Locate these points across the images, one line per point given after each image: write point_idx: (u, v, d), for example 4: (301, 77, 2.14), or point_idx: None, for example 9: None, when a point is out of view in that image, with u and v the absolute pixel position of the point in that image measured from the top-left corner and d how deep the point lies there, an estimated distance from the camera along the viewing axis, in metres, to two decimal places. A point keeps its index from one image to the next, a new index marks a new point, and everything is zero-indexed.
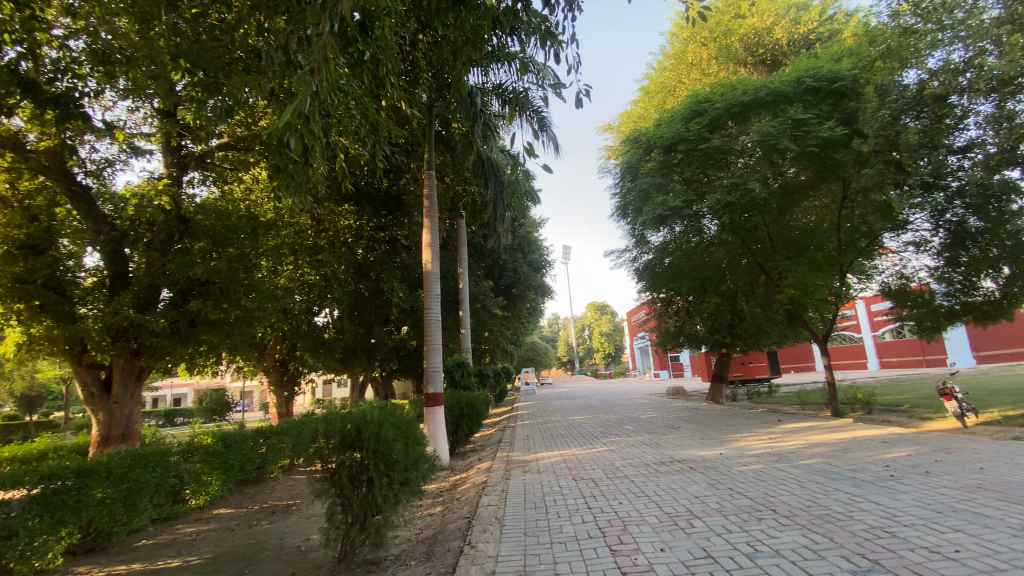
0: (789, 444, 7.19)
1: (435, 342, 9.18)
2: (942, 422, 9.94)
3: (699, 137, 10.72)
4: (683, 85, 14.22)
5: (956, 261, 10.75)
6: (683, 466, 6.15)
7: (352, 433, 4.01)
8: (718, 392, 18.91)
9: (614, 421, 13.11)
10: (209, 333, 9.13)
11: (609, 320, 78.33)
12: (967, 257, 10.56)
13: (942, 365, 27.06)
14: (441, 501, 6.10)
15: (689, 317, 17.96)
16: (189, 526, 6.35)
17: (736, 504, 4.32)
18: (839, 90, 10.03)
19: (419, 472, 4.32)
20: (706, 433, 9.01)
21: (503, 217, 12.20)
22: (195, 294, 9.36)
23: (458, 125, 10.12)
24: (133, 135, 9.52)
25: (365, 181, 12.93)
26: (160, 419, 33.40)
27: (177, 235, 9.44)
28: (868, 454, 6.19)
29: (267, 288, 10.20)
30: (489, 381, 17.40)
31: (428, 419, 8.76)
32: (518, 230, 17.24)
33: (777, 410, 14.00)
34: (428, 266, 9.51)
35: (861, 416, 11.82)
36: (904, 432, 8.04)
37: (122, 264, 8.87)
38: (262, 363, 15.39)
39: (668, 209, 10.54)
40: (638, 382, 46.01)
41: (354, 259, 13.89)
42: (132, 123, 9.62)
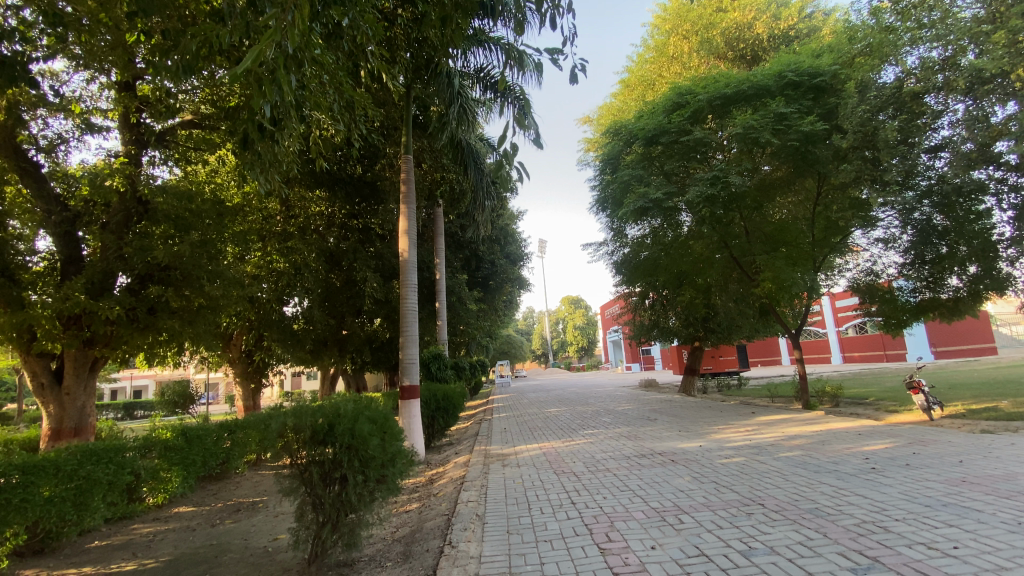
0: (768, 437, 7.23)
1: (412, 332, 8.90)
2: (909, 415, 10.23)
3: (681, 129, 10.65)
4: (664, 78, 14.21)
5: (922, 258, 11.05)
6: (665, 459, 6.09)
7: (323, 427, 3.74)
8: (691, 385, 19.15)
9: (591, 413, 13.08)
10: (170, 321, 8.60)
11: (583, 314, 78.95)
12: (933, 255, 10.86)
13: (901, 359, 28.16)
14: (417, 497, 5.87)
15: (665, 311, 18.10)
16: (147, 526, 5.94)
17: (724, 498, 4.24)
18: (819, 86, 10.10)
19: (396, 469, 4.06)
20: (684, 426, 9.03)
21: (482, 204, 11.77)
22: (154, 279, 8.78)
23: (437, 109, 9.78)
24: (88, 109, 8.88)
25: (338, 166, 12.40)
26: (118, 412, 32.11)
27: (136, 218, 8.83)
28: (846, 446, 6.25)
29: (233, 275, 9.71)
30: (465, 373, 17.17)
31: (404, 411, 8.49)
32: (496, 221, 17.01)
33: (750, 403, 14.23)
34: (405, 254, 9.18)
35: (830, 409, 12.09)
36: (875, 425, 8.22)
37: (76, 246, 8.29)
38: (227, 354, 14.76)
39: (649, 201, 10.46)
40: (611, 375, 46.56)
41: (327, 247, 13.38)
42: (88, 97, 8.97)
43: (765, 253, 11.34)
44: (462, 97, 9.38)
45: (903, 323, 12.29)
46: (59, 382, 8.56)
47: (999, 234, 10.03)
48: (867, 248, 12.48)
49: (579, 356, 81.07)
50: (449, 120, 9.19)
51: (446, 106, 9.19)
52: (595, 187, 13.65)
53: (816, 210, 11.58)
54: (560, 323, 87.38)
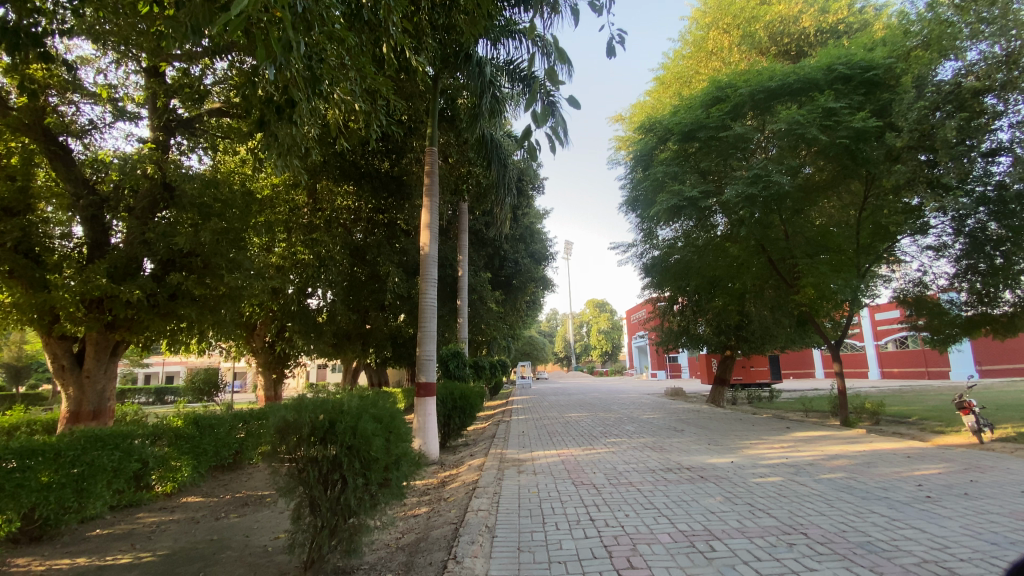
0: (805, 455, 6.67)
1: (430, 329, 8.64)
2: (958, 437, 9.45)
3: (720, 125, 10.14)
4: (701, 75, 13.68)
5: (975, 269, 10.24)
6: (692, 475, 5.64)
7: (324, 425, 3.47)
8: (720, 395, 18.38)
9: (613, 420, 12.59)
10: (189, 308, 8.57)
11: (608, 317, 77.85)
12: (986, 265, 9.98)
13: (945, 377, 26.61)
14: (427, 501, 5.59)
15: (694, 317, 17.45)
16: (152, 516, 5.80)
17: (759, 524, 3.81)
18: (872, 80, 9.43)
19: (400, 473, 3.78)
20: (713, 439, 8.50)
21: (503, 202, 11.23)
22: (177, 266, 8.74)
23: (465, 101, 9.53)
24: (121, 97, 8.95)
25: (364, 158, 12.24)
26: (150, 397, 33.35)
27: (162, 204, 8.80)
28: (894, 470, 5.67)
29: (253, 265, 9.64)
30: (485, 373, 16.90)
31: (419, 410, 8.23)
32: (522, 219, 16.68)
33: (782, 417, 13.50)
34: (426, 249, 8.91)
35: (871, 427, 11.31)
36: (924, 447, 7.53)
37: (103, 231, 8.41)
38: (250, 344, 14.83)
39: (683, 199, 9.95)
40: (635, 381, 45.69)
41: (352, 241, 13.28)
42: (120, 85, 9.07)
43: (806, 259, 10.69)
44: (493, 86, 9.01)
45: (952, 338, 11.38)
46: (80, 365, 8.63)
47: None
48: (914, 257, 11.62)
49: (602, 360, 80.14)
50: (480, 109, 8.87)
51: (478, 94, 8.87)
52: (626, 186, 13.18)
53: (861, 216, 10.87)
54: (585, 327, 86.49)
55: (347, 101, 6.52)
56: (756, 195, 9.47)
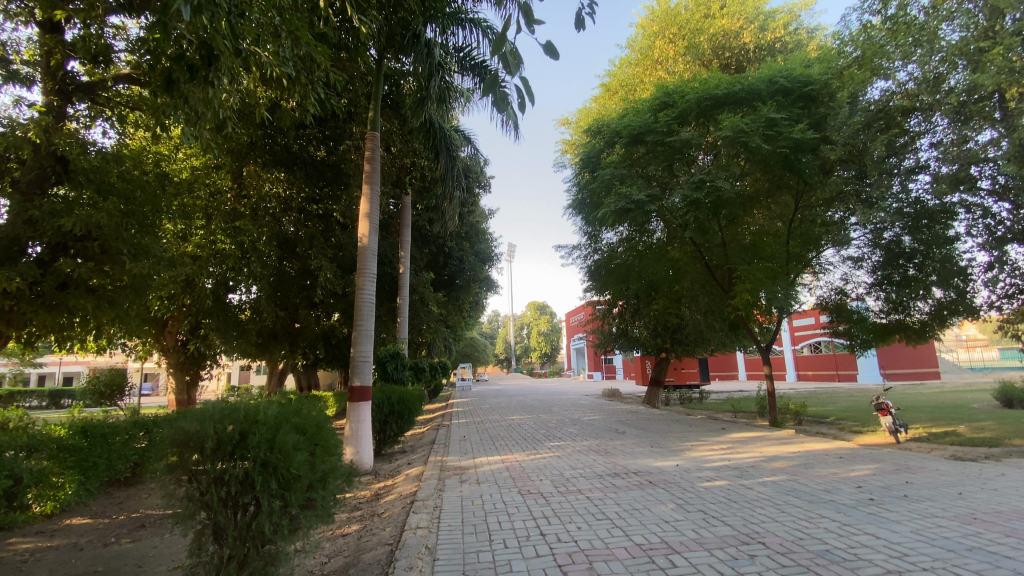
0: (746, 457, 6.74)
1: (366, 328, 8.03)
2: (875, 436, 10.05)
3: (668, 130, 10.22)
4: (646, 83, 13.86)
5: (890, 279, 10.98)
6: (641, 480, 5.48)
7: (233, 438, 2.91)
8: (655, 396, 18.80)
9: (556, 423, 12.42)
10: (83, 299, 7.38)
11: (547, 320, 78.71)
12: (901, 276, 10.76)
13: (852, 379, 28.95)
14: (359, 518, 5.04)
15: (632, 320, 17.74)
16: (27, 542, 4.78)
17: (717, 534, 3.65)
18: (809, 95, 9.87)
19: (327, 493, 3.26)
20: (655, 441, 8.49)
21: (451, 195, 10.98)
22: (70, 251, 7.48)
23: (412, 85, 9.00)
24: (8, 57, 7.59)
25: (297, 143, 11.33)
26: (43, 400, 30.02)
27: (54, 178, 7.61)
28: (831, 471, 5.80)
29: (164, 252, 8.52)
30: (424, 375, 16.25)
31: (352, 415, 7.60)
32: (466, 217, 16.24)
33: (715, 418, 13.92)
34: (364, 241, 8.29)
35: (797, 428, 11.86)
36: (850, 447, 7.88)
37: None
38: (160, 342, 13.29)
39: (631, 202, 9.89)
40: (572, 382, 46.43)
41: (282, 233, 12.28)
42: (11, 44, 7.72)
43: (745, 264, 10.99)
44: (442, 71, 8.61)
45: (868, 344, 12.20)
46: None
47: (968, 261, 10.01)
48: (836, 267, 12.35)
49: (540, 362, 81.19)
50: (428, 93, 8.42)
51: (426, 78, 8.41)
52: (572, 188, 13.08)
53: (792, 226, 11.42)
54: (525, 329, 87.18)
55: (274, 67, 5.79)
56: (701, 200, 9.60)
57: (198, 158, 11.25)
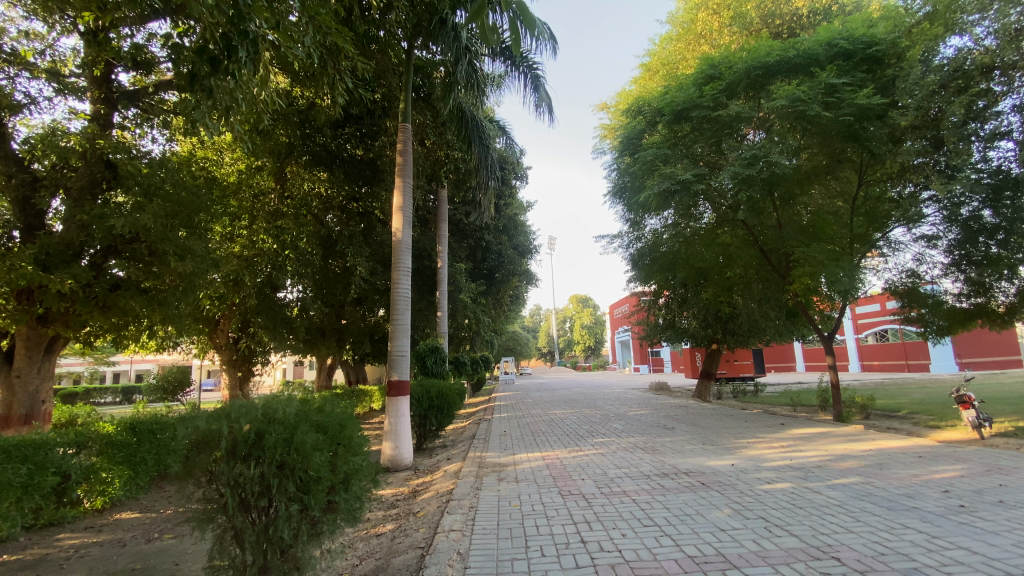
0: (809, 456, 6.16)
1: (403, 322, 7.91)
2: (956, 432, 9.08)
3: (715, 104, 9.59)
4: (689, 59, 13.19)
5: (968, 259, 9.85)
6: (693, 481, 5.05)
7: (249, 438, 2.76)
8: (706, 390, 17.94)
9: (600, 417, 12.00)
10: (133, 300, 7.57)
11: (591, 312, 77.56)
12: (981, 255, 9.63)
13: (924, 370, 26.84)
14: (394, 516, 4.91)
15: (680, 311, 16.99)
16: (74, 537, 4.92)
17: (781, 546, 3.23)
18: (874, 57, 8.91)
19: (350, 494, 3.09)
20: (707, 438, 7.97)
21: (486, 185, 10.64)
22: (121, 253, 7.73)
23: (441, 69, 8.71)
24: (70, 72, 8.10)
25: (335, 141, 11.39)
26: (118, 395, 32.45)
27: (103, 183, 7.88)
28: (910, 473, 5.16)
29: (206, 252, 8.65)
30: (465, 369, 16.18)
31: (391, 410, 7.51)
32: (503, 208, 15.96)
33: (772, 412, 13.11)
34: (398, 234, 8.16)
35: (865, 423, 10.92)
36: (928, 445, 7.10)
37: (40, 215, 7.62)
38: (213, 340, 13.76)
39: (677, 182, 9.27)
40: (618, 375, 45.64)
41: (323, 231, 12.40)
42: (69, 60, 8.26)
43: (805, 246, 10.08)
44: (469, 54, 8.37)
45: (943, 331, 11.03)
46: (12, 363, 7.77)
47: None
48: (906, 247, 11.26)
49: (585, 355, 80.32)
50: (456, 77, 8.20)
51: (454, 63, 8.22)
52: (612, 174, 12.55)
53: (855, 204, 10.49)
54: (568, 322, 86.36)
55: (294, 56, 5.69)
56: (754, 177, 8.88)
57: (244, 160, 11.48)
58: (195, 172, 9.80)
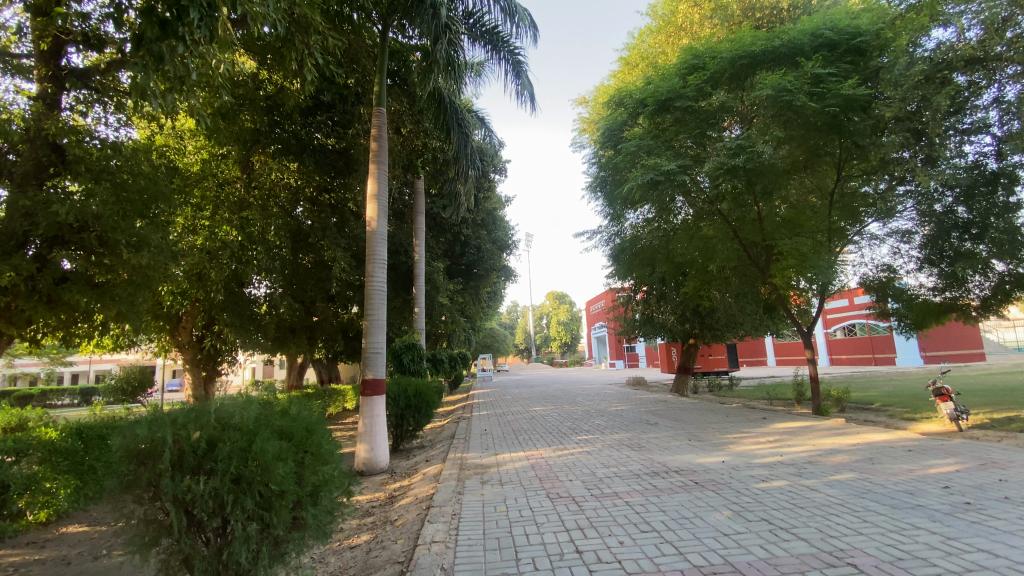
0: (799, 451, 6.03)
1: (378, 317, 7.48)
2: (933, 424, 9.16)
3: (698, 94, 9.42)
4: (670, 50, 13.15)
5: (941, 253, 9.95)
6: (685, 481, 4.83)
7: (198, 447, 2.38)
8: (684, 384, 17.94)
9: (582, 414, 11.78)
10: (81, 294, 6.90)
11: (567, 309, 77.74)
12: (953, 250, 9.73)
13: (890, 363, 27.63)
14: (370, 525, 4.53)
15: (659, 306, 16.94)
16: (13, 555, 4.39)
17: (792, 552, 3.01)
18: (858, 48, 8.90)
19: (319, 509, 2.73)
20: (692, 433, 7.81)
21: (465, 174, 10.22)
22: (68, 243, 7.02)
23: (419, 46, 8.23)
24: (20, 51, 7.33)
25: (306, 129, 10.89)
26: (75, 398, 30.83)
27: (51, 168, 7.13)
28: (905, 468, 5.06)
29: (165, 243, 7.99)
30: (443, 367, 15.77)
31: (365, 410, 7.09)
32: (482, 202, 15.59)
33: (751, 406, 13.12)
34: (373, 225, 7.71)
35: (843, 416, 11.00)
36: (912, 438, 7.09)
37: None
38: (175, 338, 12.95)
39: (661, 173, 9.08)
40: (595, 371, 45.80)
41: (294, 223, 11.81)
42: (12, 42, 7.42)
43: (790, 238, 9.97)
44: (449, 32, 7.95)
45: (916, 325, 11.16)
46: None
47: None
48: (882, 241, 11.34)
49: (562, 352, 80.53)
50: (436, 57, 7.72)
51: (432, 42, 7.76)
52: (592, 167, 12.33)
53: (833, 198, 10.51)
54: (544, 319, 86.42)
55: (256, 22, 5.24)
56: (739, 167, 8.74)
57: (208, 148, 10.96)
58: (155, 160, 9.15)
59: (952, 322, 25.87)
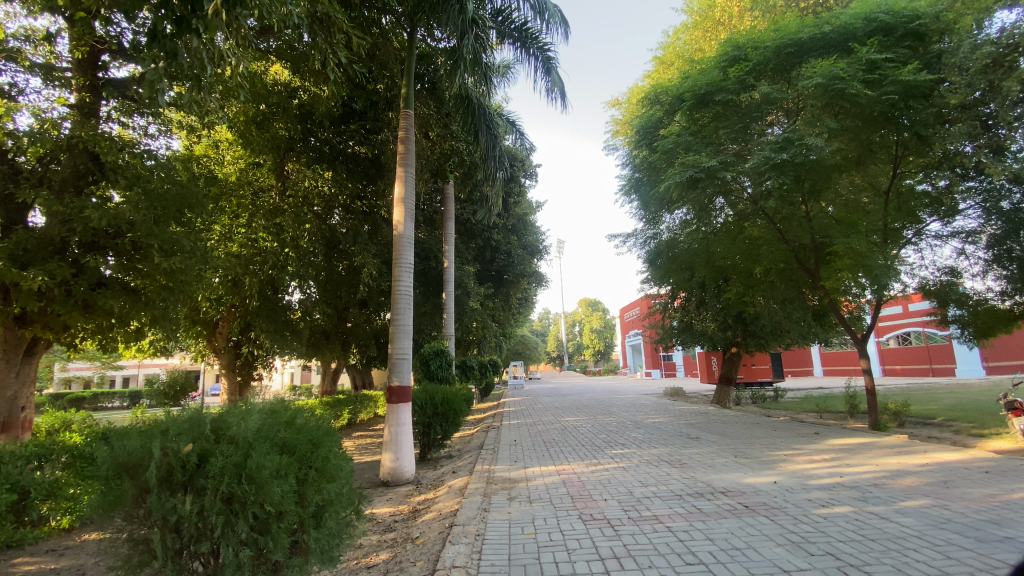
0: (860, 472, 5.43)
1: (405, 322, 7.28)
2: (1007, 441, 8.28)
3: (740, 86, 8.92)
4: (709, 44, 12.67)
5: (1006, 257, 8.94)
6: (733, 503, 4.36)
7: (190, 463, 2.26)
8: (725, 395, 17.10)
9: (616, 425, 11.28)
10: (112, 300, 6.90)
11: (601, 317, 76.71)
12: (1021, 251, 8.71)
13: (949, 374, 25.82)
14: (391, 543, 4.25)
15: (697, 313, 16.26)
16: (32, 563, 4.34)
17: None
18: (918, 31, 8.24)
19: (323, 531, 2.63)
20: (737, 449, 7.26)
21: (493, 177, 9.98)
22: (104, 248, 7.09)
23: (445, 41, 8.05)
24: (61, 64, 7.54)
25: (338, 138, 10.83)
26: (125, 400, 32.20)
27: (89, 175, 7.27)
28: (988, 493, 4.44)
29: (198, 248, 8.02)
30: (473, 374, 15.56)
31: (392, 419, 6.89)
32: (512, 206, 15.36)
33: (798, 420, 12.29)
34: (400, 227, 7.55)
35: (903, 431, 10.11)
36: (989, 457, 6.34)
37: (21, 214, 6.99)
38: (212, 343, 13.07)
39: (701, 170, 8.61)
40: (629, 380, 44.77)
41: (326, 230, 11.85)
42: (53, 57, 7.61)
43: (844, 236, 9.25)
44: (476, 27, 7.76)
45: (983, 333, 10.17)
46: None
47: None
48: (944, 243, 10.40)
49: (595, 360, 79.31)
50: (462, 52, 7.51)
51: (459, 37, 7.56)
52: (627, 168, 11.91)
53: (890, 196, 9.72)
54: (577, 326, 85.41)
55: (274, 10, 5.16)
56: (786, 163, 8.16)
57: (245, 158, 11.23)
58: (197, 172, 9.24)
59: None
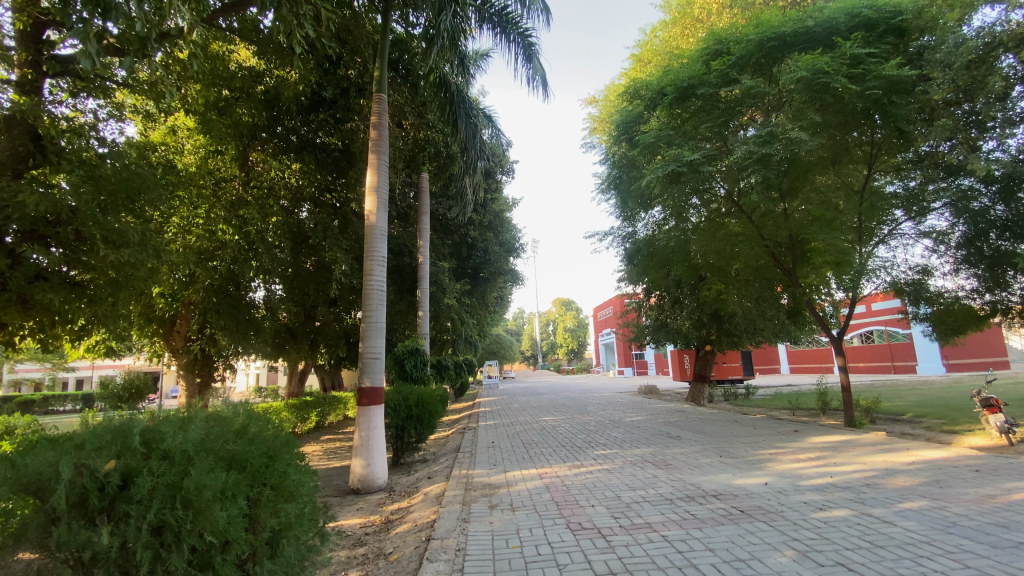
0: (850, 471, 5.31)
1: (377, 319, 6.85)
2: (979, 437, 8.38)
3: (723, 80, 8.77)
4: (687, 40, 12.62)
5: (973, 258, 9.13)
6: (727, 508, 4.15)
7: (112, 485, 2.09)
8: (700, 393, 17.14)
9: (596, 425, 11.08)
10: (50, 293, 6.18)
11: (574, 316, 77.00)
12: (989, 252, 8.90)
13: (910, 371, 26.70)
14: (361, 561, 3.83)
15: (673, 311, 16.23)
16: None
17: None
18: (899, 27, 8.31)
19: (281, 559, 2.52)
20: (721, 449, 7.10)
21: (474, 166, 9.65)
22: (45, 238, 6.36)
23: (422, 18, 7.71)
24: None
25: (307, 127, 10.35)
26: (77, 403, 30.36)
27: (29, 159, 6.48)
28: (983, 493, 4.34)
29: (152, 241, 7.37)
30: (448, 373, 15.13)
31: (362, 422, 6.48)
32: (489, 202, 15.00)
33: (774, 417, 12.32)
34: (372, 219, 7.11)
35: (876, 428, 10.19)
36: (969, 453, 6.34)
37: None
38: (169, 342, 12.21)
39: (683, 164, 8.43)
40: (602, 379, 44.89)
41: (293, 224, 11.27)
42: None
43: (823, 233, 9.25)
44: (455, 5, 7.48)
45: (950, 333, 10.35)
46: None
47: None
48: (915, 242, 10.56)
49: (569, 359, 79.43)
50: (440, 28, 7.17)
51: (437, 13, 7.28)
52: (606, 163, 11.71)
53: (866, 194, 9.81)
54: (550, 325, 85.53)
55: None
56: (771, 157, 8.04)
57: (206, 146, 10.46)
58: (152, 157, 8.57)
59: (987, 327, 25.17)
